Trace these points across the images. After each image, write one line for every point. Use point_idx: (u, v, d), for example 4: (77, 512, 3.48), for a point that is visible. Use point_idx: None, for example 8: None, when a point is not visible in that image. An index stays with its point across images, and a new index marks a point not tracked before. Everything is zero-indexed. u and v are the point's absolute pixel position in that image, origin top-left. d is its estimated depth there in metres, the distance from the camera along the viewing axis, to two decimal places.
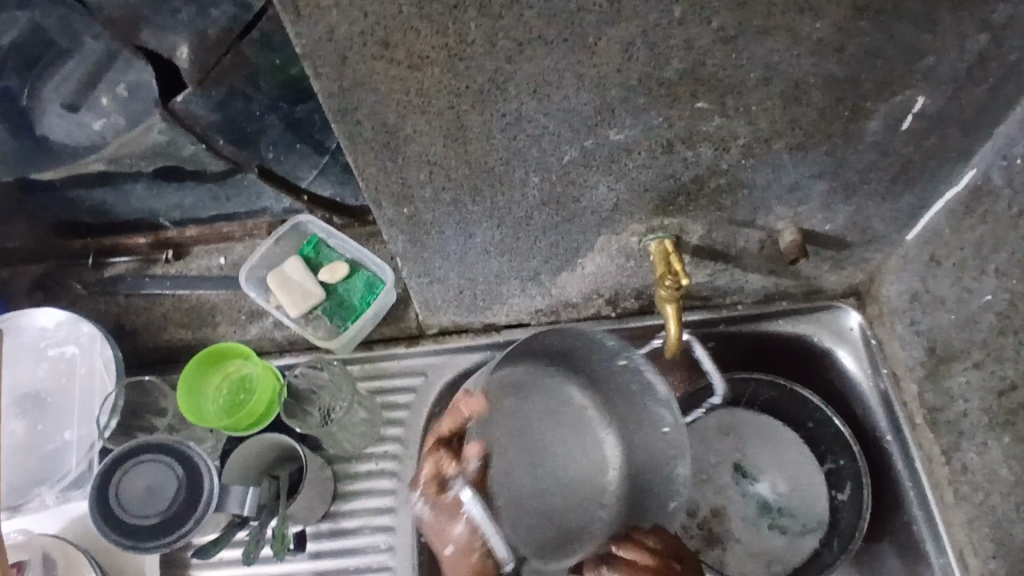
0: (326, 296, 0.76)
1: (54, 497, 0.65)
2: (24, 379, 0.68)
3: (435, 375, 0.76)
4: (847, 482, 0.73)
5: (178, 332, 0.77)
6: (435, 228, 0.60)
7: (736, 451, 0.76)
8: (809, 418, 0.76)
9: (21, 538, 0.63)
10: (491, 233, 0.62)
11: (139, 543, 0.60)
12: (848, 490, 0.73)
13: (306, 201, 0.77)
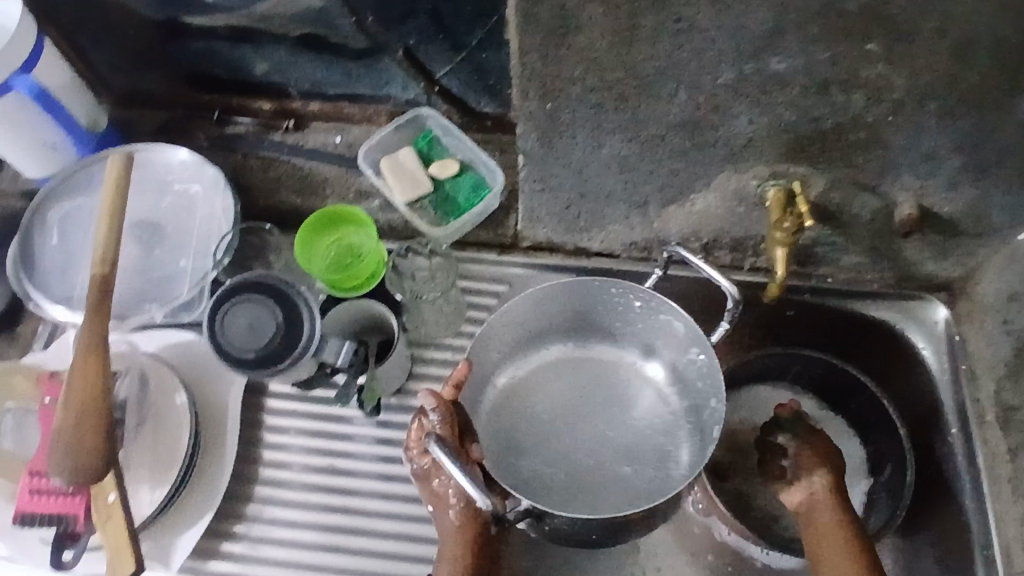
0: (433, 190, 0.77)
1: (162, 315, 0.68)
2: (147, 206, 0.72)
3: (521, 287, 0.78)
4: (889, 462, 0.77)
5: (288, 196, 0.80)
6: (570, 131, 0.62)
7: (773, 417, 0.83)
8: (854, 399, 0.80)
9: (123, 349, 0.69)
10: (619, 147, 0.63)
11: (240, 369, 0.65)
12: (888, 470, 0.77)
13: (435, 91, 0.78)
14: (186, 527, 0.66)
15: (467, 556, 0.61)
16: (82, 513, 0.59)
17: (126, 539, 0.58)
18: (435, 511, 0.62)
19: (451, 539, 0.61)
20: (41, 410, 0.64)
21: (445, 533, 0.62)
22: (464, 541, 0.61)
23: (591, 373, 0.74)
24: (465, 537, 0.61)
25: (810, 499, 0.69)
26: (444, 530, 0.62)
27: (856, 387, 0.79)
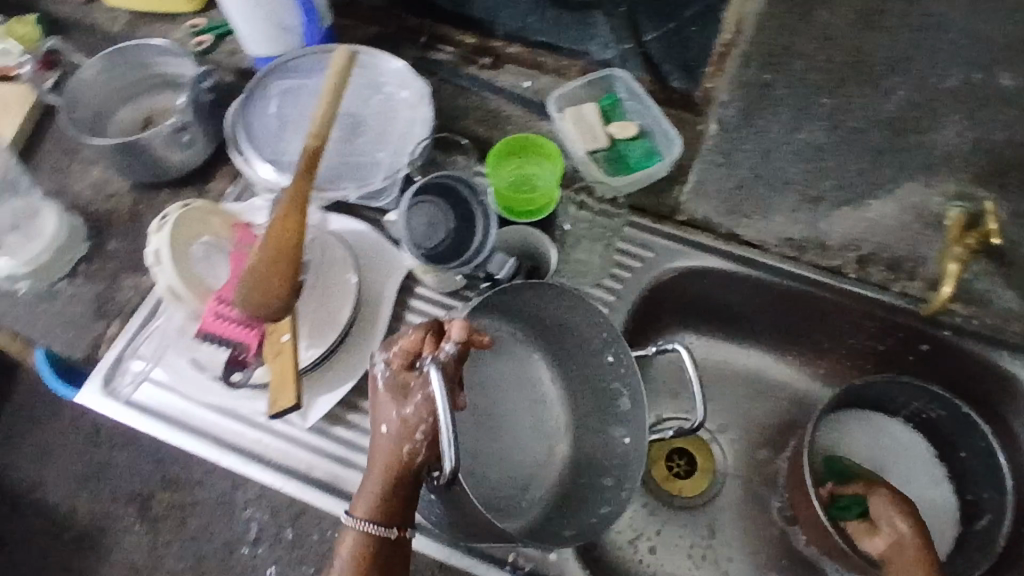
0: (609, 146, 0.81)
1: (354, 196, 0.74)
2: (359, 101, 0.79)
3: (670, 258, 0.79)
4: (989, 513, 0.78)
5: (473, 125, 0.83)
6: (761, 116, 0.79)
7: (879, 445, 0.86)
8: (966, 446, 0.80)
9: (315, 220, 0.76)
10: (816, 134, 0.77)
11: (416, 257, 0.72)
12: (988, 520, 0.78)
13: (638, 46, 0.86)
14: (327, 389, 0.71)
15: (382, 500, 0.53)
16: (256, 346, 0.66)
17: (291, 374, 0.64)
18: (376, 439, 0.54)
19: (375, 474, 0.53)
20: (234, 252, 0.70)
21: (373, 463, 0.54)
22: (389, 484, 0.53)
23: (495, 388, 0.74)
24: (390, 483, 0.53)
25: (896, 544, 0.72)
26: (373, 461, 0.54)
27: (969, 434, 0.79)
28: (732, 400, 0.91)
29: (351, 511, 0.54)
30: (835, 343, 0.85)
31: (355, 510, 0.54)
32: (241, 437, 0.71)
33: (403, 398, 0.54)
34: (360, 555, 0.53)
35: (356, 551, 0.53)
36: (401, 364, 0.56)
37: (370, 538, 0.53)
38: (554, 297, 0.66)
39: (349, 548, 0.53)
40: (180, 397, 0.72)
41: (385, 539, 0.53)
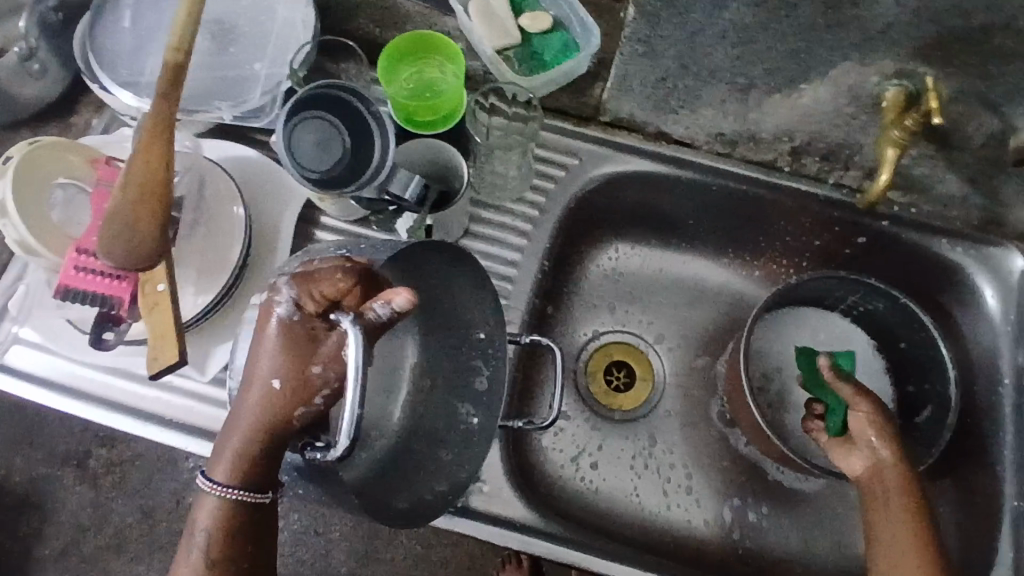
0: (521, 42, 0.70)
1: (229, 117, 0.67)
2: (223, 5, 0.69)
3: (593, 164, 0.76)
4: (930, 405, 0.78)
5: (369, 27, 0.72)
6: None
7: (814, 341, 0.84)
8: (907, 339, 0.79)
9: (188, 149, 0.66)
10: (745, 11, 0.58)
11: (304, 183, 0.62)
12: (928, 412, 0.78)
13: None
14: (225, 338, 0.65)
15: (254, 463, 0.48)
16: (129, 298, 0.58)
17: (172, 328, 0.56)
18: (259, 391, 0.48)
19: (253, 432, 0.48)
20: (95, 191, 0.60)
21: (251, 419, 0.48)
22: (267, 446, 0.48)
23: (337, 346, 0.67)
24: (269, 443, 0.48)
25: (877, 467, 0.67)
26: (249, 413, 0.48)
27: (910, 326, 0.77)
28: (671, 309, 0.88)
29: (213, 468, 0.48)
30: (772, 241, 0.82)
31: (219, 467, 0.48)
32: (139, 399, 0.65)
33: (303, 350, 0.48)
34: (221, 525, 0.48)
35: (215, 521, 0.48)
36: (306, 310, 0.48)
37: (230, 506, 0.48)
38: (441, 257, 0.56)
39: (206, 520, 0.48)
40: (60, 360, 0.65)
41: (252, 510, 0.49)
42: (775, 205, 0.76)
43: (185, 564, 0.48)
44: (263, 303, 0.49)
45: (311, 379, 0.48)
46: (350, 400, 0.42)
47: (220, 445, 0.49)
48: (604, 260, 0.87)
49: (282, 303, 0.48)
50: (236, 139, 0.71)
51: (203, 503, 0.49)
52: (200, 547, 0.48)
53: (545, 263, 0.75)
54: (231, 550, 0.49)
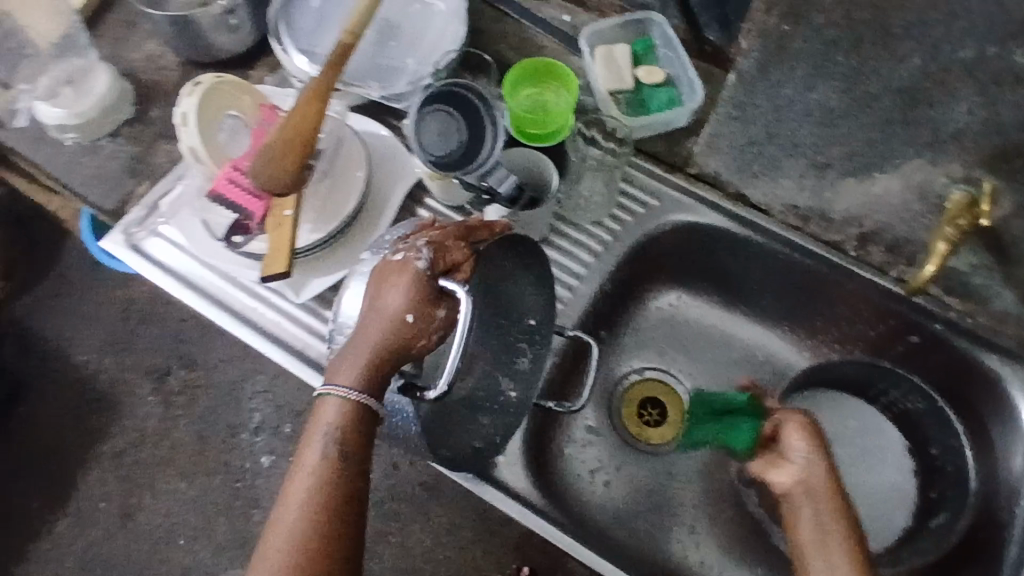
0: (634, 89, 0.83)
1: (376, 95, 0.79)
2: (395, 8, 0.83)
3: (672, 210, 0.82)
4: (944, 510, 0.79)
5: (509, 53, 0.86)
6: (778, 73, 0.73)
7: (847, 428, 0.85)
8: (937, 444, 0.81)
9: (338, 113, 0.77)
10: (831, 94, 0.67)
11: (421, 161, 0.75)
12: (942, 518, 0.79)
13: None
14: (322, 274, 0.77)
15: (374, 384, 0.54)
16: (260, 215, 0.71)
17: (286, 247, 0.69)
18: (383, 324, 0.54)
19: (374, 358, 0.54)
20: (257, 128, 0.74)
21: (374, 348, 0.54)
22: (382, 374, 0.54)
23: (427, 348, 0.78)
24: (384, 371, 0.54)
25: (802, 480, 0.68)
26: (372, 341, 0.54)
27: (943, 429, 0.81)
28: (715, 362, 0.92)
29: (334, 376, 0.54)
30: (828, 321, 0.86)
31: (342, 379, 0.53)
32: (241, 305, 0.76)
33: (423, 300, 0.55)
34: (345, 424, 0.53)
35: (341, 421, 0.53)
36: (434, 269, 0.56)
37: (355, 412, 0.53)
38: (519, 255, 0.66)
39: (334, 414, 0.53)
40: (188, 255, 0.77)
41: (369, 421, 0.54)
42: (839, 288, 0.81)
43: (310, 454, 0.53)
44: (400, 256, 0.57)
45: (427, 327, 0.55)
46: (456, 350, 0.51)
47: (343, 361, 0.54)
48: (664, 301, 0.92)
49: (420, 258, 0.56)
50: (374, 117, 0.84)
51: (322, 407, 0.54)
52: (327, 441, 0.53)
53: (604, 287, 0.82)
54: (352, 451, 0.53)
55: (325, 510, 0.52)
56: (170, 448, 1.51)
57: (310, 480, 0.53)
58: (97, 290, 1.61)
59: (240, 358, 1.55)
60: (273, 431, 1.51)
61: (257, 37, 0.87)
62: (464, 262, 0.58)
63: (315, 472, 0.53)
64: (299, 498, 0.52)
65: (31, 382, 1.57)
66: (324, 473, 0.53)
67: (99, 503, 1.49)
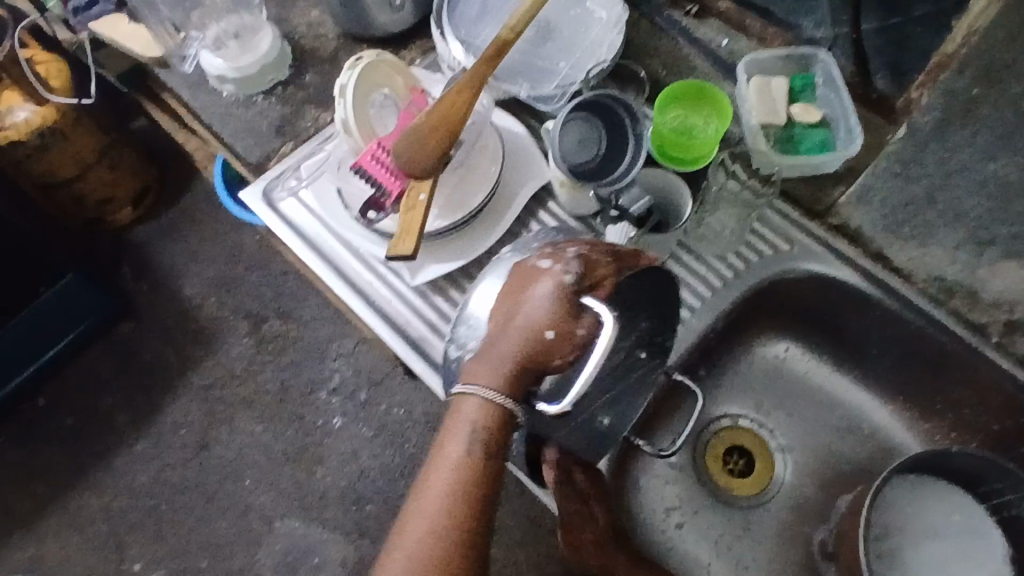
0: (784, 125, 0.80)
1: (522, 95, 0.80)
2: (554, 11, 0.83)
3: (804, 258, 0.78)
4: None
5: (661, 71, 0.84)
6: (969, 127, 0.73)
7: (944, 518, 0.78)
8: None
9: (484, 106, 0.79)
10: (1011, 168, 0.72)
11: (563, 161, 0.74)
12: None
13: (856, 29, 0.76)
14: (438, 260, 0.78)
15: (514, 385, 0.54)
16: (397, 194, 0.74)
17: (416, 230, 0.71)
18: (525, 329, 0.55)
19: (512, 359, 0.54)
20: (405, 110, 0.76)
21: (513, 351, 0.54)
22: (521, 378, 0.54)
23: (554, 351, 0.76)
24: (519, 376, 0.54)
25: None
26: (510, 343, 0.55)
27: None
28: (817, 421, 0.87)
29: (474, 374, 0.54)
30: (949, 406, 0.78)
31: (481, 377, 0.54)
32: (359, 276, 0.78)
33: (565, 314, 0.56)
34: (487, 423, 0.53)
35: (483, 416, 0.53)
36: (579, 284, 0.57)
37: (496, 410, 0.53)
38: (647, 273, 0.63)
39: (478, 415, 0.53)
40: (320, 219, 0.80)
41: (508, 422, 0.53)
42: (970, 372, 0.74)
43: (453, 447, 0.52)
44: (545, 266, 0.58)
45: (566, 342, 0.55)
46: (589, 368, 0.50)
47: (481, 362, 0.55)
48: (773, 350, 0.88)
49: (567, 272, 0.57)
50: (514, 115, 0.84)
51: (462, 405, 0.54)
52: (470, 437, 0.52)
53: (715, 325, 0.79)
54: (496, 451, 0.52)
55: (467, 509, 0.50)
56: (253, 391, 1.59)
57: (451, 475, 0.51)
58: (217, 231, 1.72)
59: (333, 318, 1.62)
60: (349, 394, 1.57)
61: (415, 20, 0.89)
62: (609, 282, 0.58)
63: (456, 466, 0.52)
64: (438, 493, 0.51)
65: (139, 305, 1.67)
66: (465, 469, 0.52)
67: (179, 431, 1.57)
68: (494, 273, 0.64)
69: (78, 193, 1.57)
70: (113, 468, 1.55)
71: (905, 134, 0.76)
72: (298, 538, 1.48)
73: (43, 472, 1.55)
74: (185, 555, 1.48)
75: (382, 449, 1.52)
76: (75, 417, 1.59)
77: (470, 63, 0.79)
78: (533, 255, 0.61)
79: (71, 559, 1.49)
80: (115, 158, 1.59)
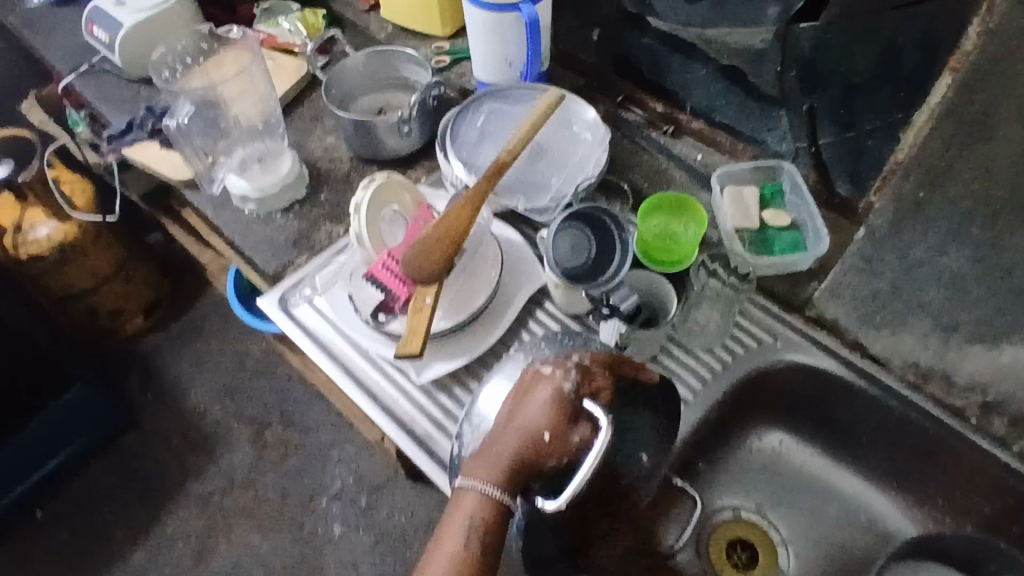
0: (757, 229, 0.88)
1: (520, 208, 0.89)
2: (546, 134, 0.93)
3: (786, 349, 0.84)
4: None
5: (644, 183, 0.93)
6: (920, 227, 0.77)
7: None
8: None
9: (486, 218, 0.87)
10: (963, 262, 0.75)
11: (558, 265, 0.81)
12: None
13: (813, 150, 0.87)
14: (441, 359, 0.82)
15: (512, 484, 0.57)
16: (405, 297, 0.79)
17: (422, 332, 0.77)
18: (525, 431, 0.59)
19: (513, 459, 0.58)
20: (413, 223, 0.84)
21: (512, 451, 0.58)
22: (519, 478, 0.58)
23: None
24: (516, 474, 0.58)
25: None
26: (509, 443, 0.59)
27: None
28: (815, 512, 0.89)
29: (475, 472, 0.58)
30: (941, 491, 0.81)
31: (481, 473, 0.58)
32: (367, 376, 0.82)
33: (563, 419, 0.60)
34: (483, 517, 0.55)
35: (481, 511, 0.55)
36: (576, 390, 0.61)
37: (494, 506, 0.56)
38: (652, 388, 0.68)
39: (476, 512, 0.56)
40: (331, 324, 0.85)
41: (503, 519, 0.56)
42: (954, 455, 0.77)
43: (450, 541, 0.54)
44: (546, 373, 0.63)
45: (562, 445, 0.59)
46: (588, 469, 0.56)
47: (481, 460, 0.59)
48: (768, 441, 0.91)
49: (566, 380, 0.62)
50: (511, 225, 0.92)
51: (459, 499, 0.57)
52: (469, 530, 0.54)
53: (708, 416, 0.83)
54: (489, 551, 0.54)
55: None
56: (254, 499, 1.58)
57: (446, 567, 0.53)
58: (223, 340, 1.77)
59: (335, 423, 1.65)
60: (349, 500, 1.56)
61: (421, 144, 0.99)
62: (606, 389, 0.63)
63: (452, 559, 0.54)
64: None
65: (144, 413, 1.69)
66: (459, 564, 0.53)
67: (175, 543, 1.54)
68: (498, 374, 0.70)
69: (93, 305, 1.64)
70: None
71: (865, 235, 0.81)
72: None
73: None
74: None
75: (382, 558, 1.49)
76: (72, 529, 1.57)
77: (471, 180, 0.88)
78: (534, 362, 0.66)
79: None
80: (130, 271, 1.66)
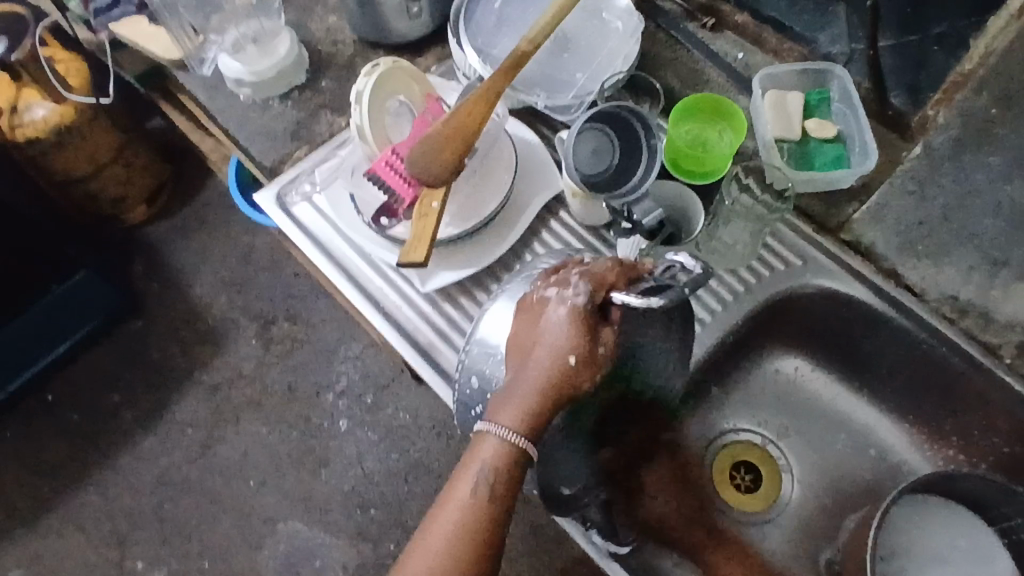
0: (799, 140, 0.80)
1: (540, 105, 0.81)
2: (573, 22, 0.84)
3: (814, 274, 0.78)
4: None
5: (677, 83, 0.85)
6: (986, 151, 0.74)
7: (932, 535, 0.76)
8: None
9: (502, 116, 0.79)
10: None
11: (579, 171, 0.74)
12: None
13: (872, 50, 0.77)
14: (448, 266, 0.78)
15: (535, 420, 0.51)
16: (409, 201, 0.74)
17: (428, 239, 0.72)
18: (543, 360, 0.52)
19: (535, 388, 0.51)
20: (420, 118, 0.76)
21: (532, 383, 0.52)
22: (544, 412, 0.51)
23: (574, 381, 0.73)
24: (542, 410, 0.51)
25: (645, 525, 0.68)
26: (537, 374, 0.52)
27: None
28: (823, 438, 0.86)
29: (497, 411, 0.51)
30: (959, 430, 0.78)
31: (503, 414, 0.51)
32: (369, 280, 0.78)
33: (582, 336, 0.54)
34: (500, 462, 0.50)
35: (495, 457, 0.50)
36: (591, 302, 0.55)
37: (510, 449, 0.50)
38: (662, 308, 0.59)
39: (489, 454, 0.50)
40: (332, 220, 0.81)
41: (522, 462, 0.50)
42: (977, 394, 0.73)
43: (462, 484, 0.50)
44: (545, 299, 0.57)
45: (589, 365, 0.53)
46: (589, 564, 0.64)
47: (504, 399, 0.52)
48: (784, 367, 0.88)
49: (575, 295, 0.55)
50: (526, 124, 0.85)
51: (481, 440, 0.51)
52: (480, 476, 0.49)
53: (725, 339, 0.79)
54: (506, 491, 0.50)
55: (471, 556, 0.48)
56: (260, 392, 1.59)
57: (459, 514, 0.49)
58: (228, 233, 1.73)
59: (341, 320, 1.63)
60: (355, 397, 1.57)
61: (432, 28, 0.90)
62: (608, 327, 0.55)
63: (465, 505, 0.49)
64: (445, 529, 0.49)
65: (149, 302, 1.68)
66: (471, 511, 0.49)
67: (185, 429, 1.57)
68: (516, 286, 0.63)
69: (94, 191, 1.59)
70: (119, 465, 1.55)
71: (920, 152, 0.77)
72: (300, 540, 1.47)
73: (49, 469, 1.55)
74: (188, 554, 1.48)
75: (386, 454, 1.52)
76: (84, 412, 1.59)
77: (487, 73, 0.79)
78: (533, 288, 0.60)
79: (75, 555, 1.49)
80: (131, 155, 1.59)
